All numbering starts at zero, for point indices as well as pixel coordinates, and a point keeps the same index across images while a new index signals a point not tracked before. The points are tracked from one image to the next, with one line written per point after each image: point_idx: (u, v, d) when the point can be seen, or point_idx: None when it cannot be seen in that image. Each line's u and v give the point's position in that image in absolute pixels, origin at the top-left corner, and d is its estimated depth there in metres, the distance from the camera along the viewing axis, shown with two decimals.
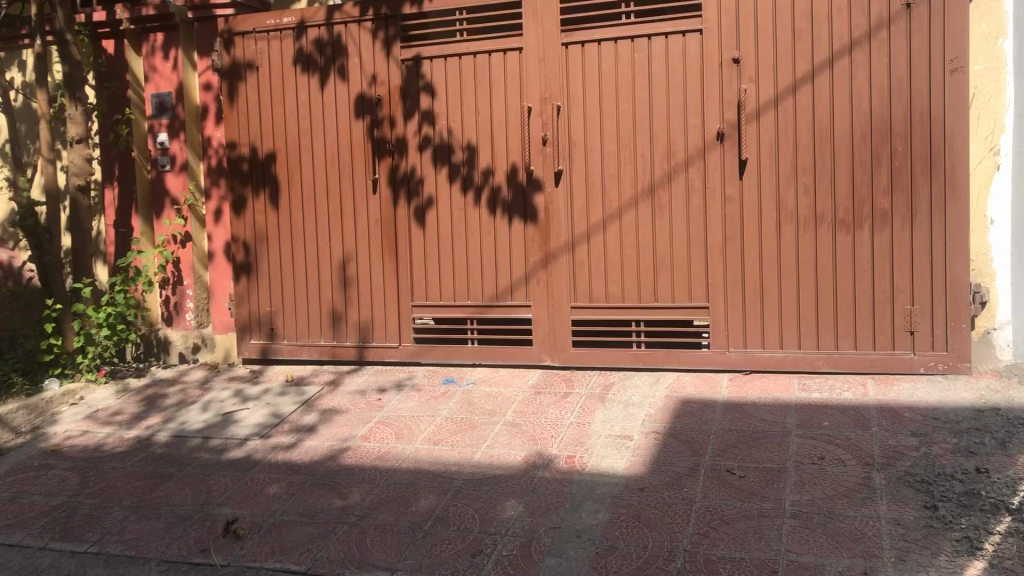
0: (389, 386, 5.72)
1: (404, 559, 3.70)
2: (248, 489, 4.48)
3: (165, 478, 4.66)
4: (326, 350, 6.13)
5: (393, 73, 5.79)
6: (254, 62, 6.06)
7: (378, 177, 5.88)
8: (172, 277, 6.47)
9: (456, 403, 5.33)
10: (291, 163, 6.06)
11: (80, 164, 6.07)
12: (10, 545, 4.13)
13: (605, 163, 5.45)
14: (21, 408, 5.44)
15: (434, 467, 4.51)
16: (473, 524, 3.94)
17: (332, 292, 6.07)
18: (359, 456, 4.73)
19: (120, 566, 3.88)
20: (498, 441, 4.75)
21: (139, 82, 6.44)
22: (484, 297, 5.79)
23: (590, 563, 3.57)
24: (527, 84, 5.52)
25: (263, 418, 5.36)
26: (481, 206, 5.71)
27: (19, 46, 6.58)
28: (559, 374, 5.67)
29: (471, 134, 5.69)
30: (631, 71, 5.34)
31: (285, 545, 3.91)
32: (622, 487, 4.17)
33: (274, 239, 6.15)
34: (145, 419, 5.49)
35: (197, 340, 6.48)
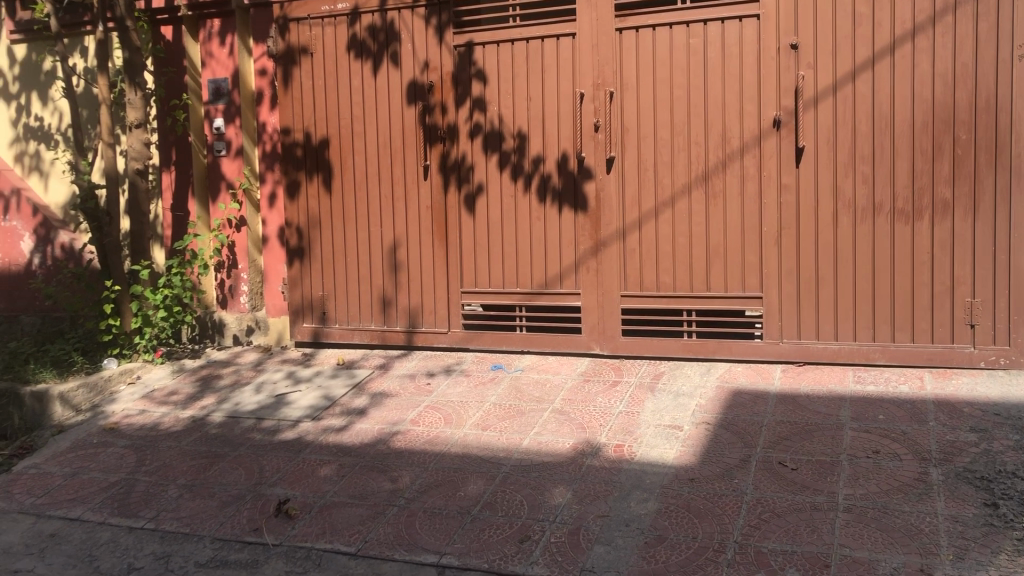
0: (438, 371, 5.75)
1: (453, 543, 3.73)
2: (301, 469, 4.54)
3: (219, 458, 4.75)
4: (376, 334, 6.18)
5: (445, 59, 5.78)
6: (308, 47, 6.11)
7: (429, 163, 5.90)
8: (227, 260, 6.57)
9: (505, 389, 5.34)
10: (344, 149, 6.11)
11: (139, 148, 6.19)
12: (71, 520, 4.25)
13: (658, 150, 5.39)
14: (81, 386, 5.58)
15: (482, 453, 4.52)
16: (522, 511, 3.94)
17: (382, 277, 6.11)
18: (408, 440, 4.77)
19: (176, 543, 3.97)
20: (546, 428, 4.75)
21: (196, 68, 6.53)
22: (533, 284, 5.78)
23: (638, 552, 3.56)
24: (580, 70, 5.48)
25: (314, 400, 5.43)
26: (531, 193, 5.69)
27: (82, 33, 6.72)
28: (608, 362, 5.64)
29: (523, 121, 5.66)
30: (685, 57, 5.27)
31: (335, 526, 3.95)
32: (671, 477, 4.14)
33: (327, 224, 6.21)
34: (200, 400, 5.59)
35: (251, 323, 6.55)
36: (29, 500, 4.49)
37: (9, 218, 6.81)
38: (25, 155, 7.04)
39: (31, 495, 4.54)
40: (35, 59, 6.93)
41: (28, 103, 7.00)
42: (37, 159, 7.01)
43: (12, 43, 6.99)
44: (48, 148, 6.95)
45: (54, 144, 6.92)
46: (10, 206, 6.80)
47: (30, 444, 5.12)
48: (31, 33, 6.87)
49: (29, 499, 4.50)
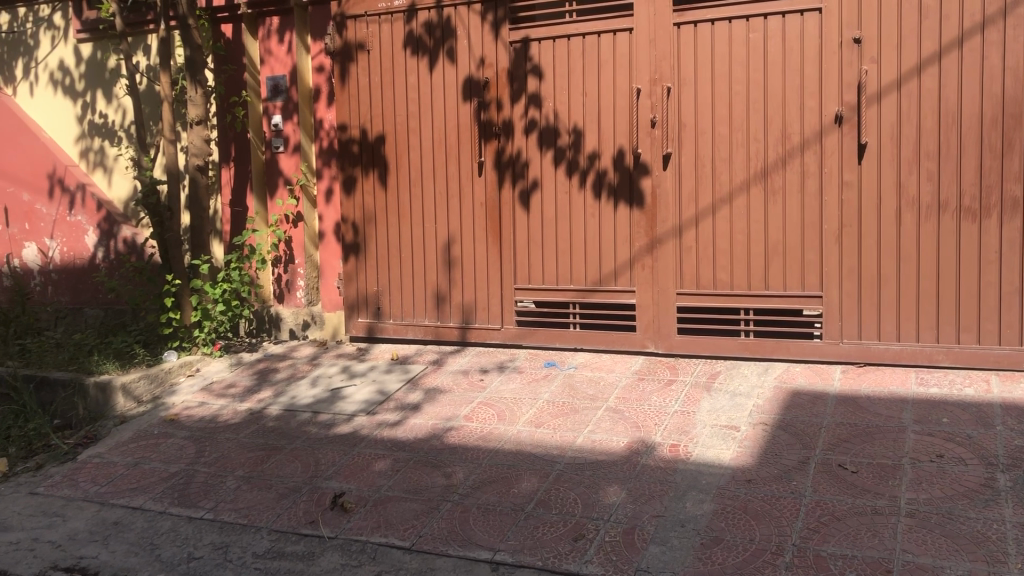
0: (491, 367, 5.75)
1: (506, 540, 3.72)
2: (356, 463, 4.58)
3: (276, 450, 4.81)
4: (429, 329, 6.21)
5: (501, 55, 5.77)
6: (365, 44, 6.16)
7: (484, 160, 5.90)
8: (284, 256, 6.65)
9: (558, 386, 5.32)
10: (400, 145, 6.15)
11: (199, 145, 6.30)
12: (133, 509, 4.34)
13: (716, 146, 5.31)
14: (143, 377, 5.69)
15: (535, 451, 4.51)
16: (575, 509, 3.92)
17: (436, 273, 6.14)
18: (461, 436, 4.78)
19: (234, 533, 4.03)
20: (600, 426, 4.72)
21: (255, 65, 6.60)
22: (587, 281, 5.75)
23: (694, 553, 3.52)
24: (637, 65, 5.43)
25: (369, 394, 5.47)
26: (587, 190, 5.66)
27: (144, 31, 6.85)
28: (663, 361, 5.58)
29: (578, 117, 5.63)
30: (745, 52, 5.19)
31: (390, 520, 3.97)
32: (728, 478, 4.09)
33: (382, 220, 6.26)
34: (257, 392, 5.67)
35: (307, 317, 6.63)
36: (93, 488, 4.60)
37: (75, 213, 6.98)
38: (90, 152, 7.21)
39: (95, 484, 4.65)
40: (99, 57, 7.09)
41: (93, 100, 7.17)
42: (101, 156, 7.17)
43: (79, 42, 7.16)
44: (112, 144, 7.10)
45: (118, 141, 7.07)
46: (76, 202, 6.96)
47: (94, 434, 5.26)
48: (97, 32, 7.02)
49: (93, 487, 4.61)
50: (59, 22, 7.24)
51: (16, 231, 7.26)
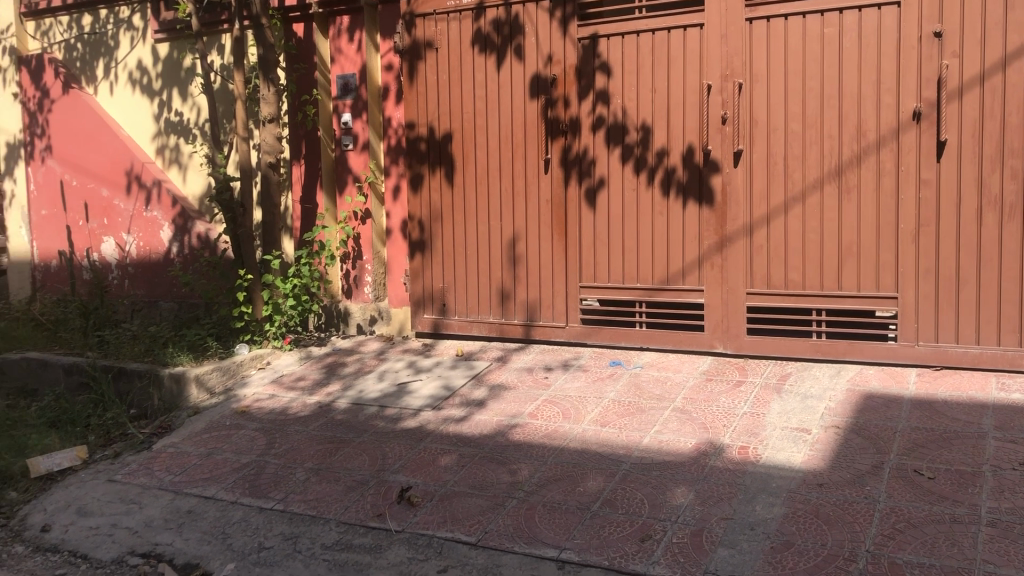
0: (556, 365, 5.73)
1: (573, 538, 3.71)
2: (422, 458, 4.61)
3: (344, 443, 4.87)
4: (494, 326, 6.22)
5: (570, 52, 5.76)
6: (433, 42, 6.20)
7: (550, 157, 5.89)
8: (352, 252, 6.73)
9: (624, 386, 5.27)
10: (467, 142, 6.18)
11: (271, 142, 6.40)
12: (206, 498, 4.44)
13: (789, 143, 5.21)
14: (215, 369, 5.81)
15: (601, 450, 4.48)
16: (642, 509, 3.89)
17: (501, 270, 6.15)
18: (526, 433, 4.77)
19: (303, 525, 4.09)
20: (667, 427, 4.67)
21: (325, 64, 6.70)
22: (654, 280, 5.69)
23: (764, 557, 3.46)
24: (708, 61, 5.36)
25: (435, 390, 5.50)
26: (655, 187, 5.61)
27: (219, 31, 7.01)
28: (731, 362, 5.49)
29: (647, 114, 5.58)
30: (819, 47, 5.08)
31: (456, 516, 3.99)
32: (799, 481, 4.01)
33: (449, 217, 6.30)
34: (326, 386, 5.75)
35: (374, 313, 6.70)
36: (167, 477, 4.71)
37: (151, 208, 7.16)
38: (166, 149, 7.38)
39: (169, 473, 4.76)
40: (175, 56, 7.27)
41: (169, 99, 7.35)
42: (176, 153, 7.34)
43: (156, 42, 7.35)
44: (187, 141, 7.26)
45: (192, 138, 7.23)
46: (152, 197, 7.14)
47: (168, 424, 5.40)
48: (173, 32, 7.20)
49: (167, 476, 4.73)
50: (138, 23, 7.45)
51: (95, 226, 7.56)
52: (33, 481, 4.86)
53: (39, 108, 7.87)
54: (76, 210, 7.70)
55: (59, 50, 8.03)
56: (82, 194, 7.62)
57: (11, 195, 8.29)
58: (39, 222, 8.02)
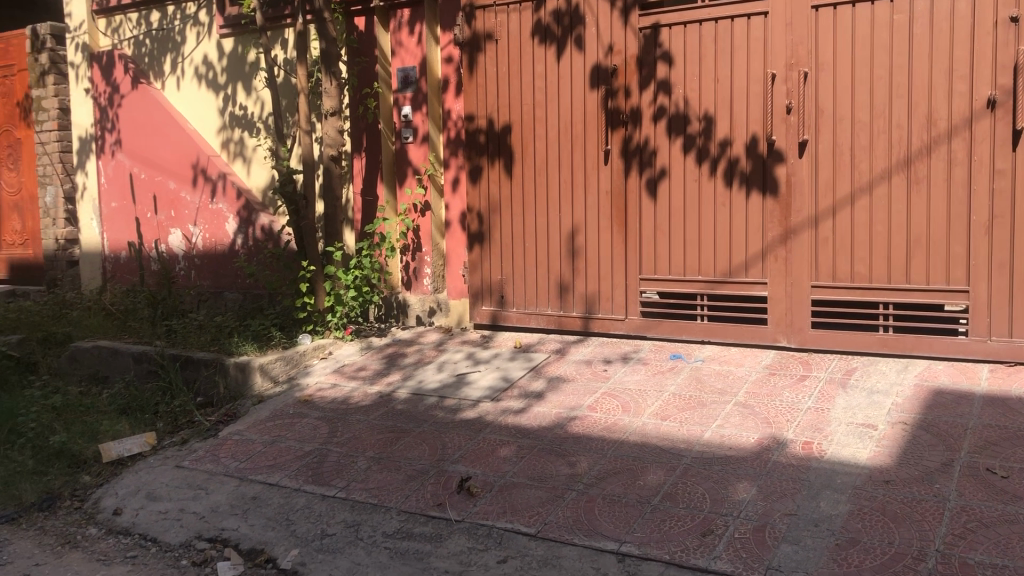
0: (615, 358, 5.70)
1: (633, 532, 3.69)
2: (481, 448, 4.63)
3: (404, 433, 4.91)
4: (552, 319, 6.22)
5: (630, 42, 5.71)
6: (493, 34, 6.21)
7: (611, 148, 5.85)
8: (412, 244, 6.78)
9: (685, 379, 5.22)
10: (526, 134, 6.18)
11: (333, 135, 6.52)
12: (270, 485, 4.52)
13: (856, 133, 5.10)
14: (279, 359, 5.91)
15: (662, 444, 4.45)
16: (703, 504, 3.85)
17: (560, 262, 6.14)
18: (585, 425, 4.75)
19: (365, 512, 4.14)
20: (729, 421, 4.61)
21: (386, 57, 6.73)
22: (715, 273, 5.62)
23: (829, 554, 3.40)
24: (772, 50, 5.27)
25: (493, 381, 5.52)
26: (717, 178, 5.53)
27: (282, 26, 7.11)
28: (795, 356, 5.40)
29: (709, 104, 5.51)
30: (888, 34, 4.95)
31: (516, 507, 4.00)
32: (865, 478, 3.93)
33: (508, 208, 6.30)
34: (387, 376, 5.81)
35: (433, 304, 6.73)
36: (233, 464, 4.81)
37: (217, 201, 7.31)
38: (231, 143, 7.52)
39: (235, 460, 4.86)
40: (240, 51, 7.39)
41: (234, 93, 7.47)
42: (241, 146, 7.46)
43: (221, 37, 7.48)
44: (251, 135, 7.38)
45: (256, 132, 7.34)
46: (218, 190, 7.29)
47: (233, 412, 5.52)
48: (239, 27, 7.32)
49: (233, 463, 4.83)
50: (204, 19, 7.59)
51: (163, 218, 7.75)
52: (105, 466, 5.03)
53: (110, 103, 8.09)
54: (145, 202, 7.90)
55: (129, 46, 8.22)
56: (150, 186, 7.82)
57: (83, 188, 8.51)
58: (109, 214, 8.27)
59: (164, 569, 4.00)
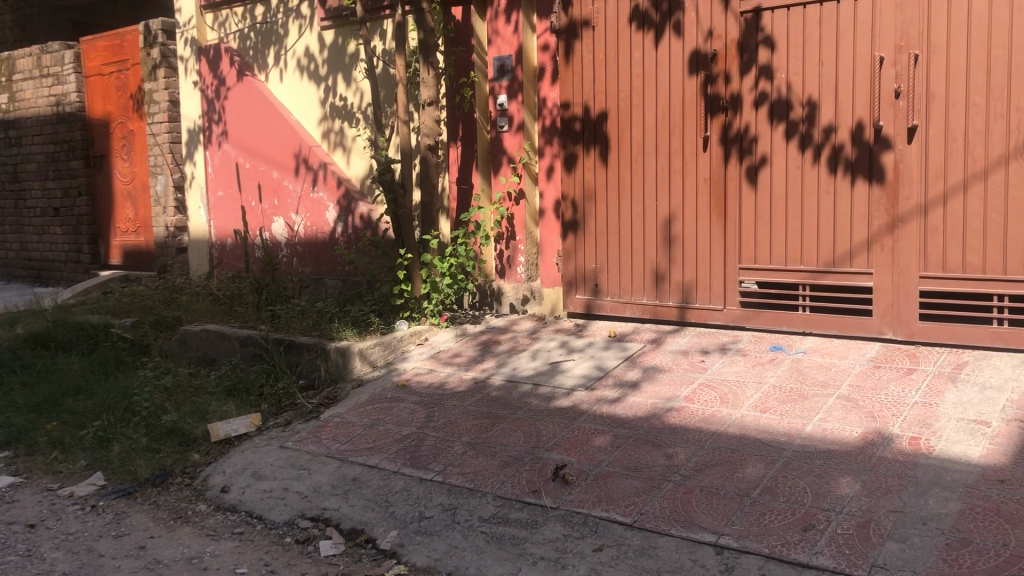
0: (713, 349, 5.62)
1: (732, 524, 3.64)
2: (576, 437, 4.63)
3: (499, 420, 4.95)
4: (648, 308, 6.17)
5: (731, 26, 5.62)
6: (590, 20, 6.19)
7: (710, 135, 5.77)
8: (506, 232, 6.80)
9: (786, 371, 5.11)
10: (622, 121, 6.14)
11: (430, 125, 6.61)
12: (370, 467, 4.62)
13: (970, 117, 4.88)
14: (378, 344, 6.03)
15: (761, 436, 4.37)
16: (805, 498, 3.77)
17: (656, 251, 6.08)
18: (682, 416, 4.71)
19: (462, 496, 4.20)
20: (832, 415, 4.50)
21: (483, 47, 6.80)
22: (818, 262, 5.48)
23: (938, 554, 3.28)
24: (881, 32, 5.09)
25: (588, 370, 5.52)
26: (821, 165, 5.39)
27: (381, 17, 7.23)
28: (901, 349, 5.22)
29: (813, 89, 5.36)
30: (1008, 12, 4.72)
31: (612, 496, 3.99)
32: (977, 476, 3.78)
33: (603, 196, 6.28)
34: (481, 363, 5.87)
35: (527, 293, 6.75)
36: (334, 445, 4.94)
37: (318, 190, 7.49)
38: (331, 133, 7.69)
39: (336, 441, 4.99)
40: (340, 42, 7.54)
41: (335, 84, 7.63)
42: (341, 136, 7.62)
43: (323, 29, 7.65)
44: (351, 125, 7.52)
45: (356, 122, 7.49)
46: (318, 179, 7.47)
47: (334, 395, 5.66)
48: (339, 19, 7.46)
49: (334, 444, 4.96)
50: (306, 11, 7.78)
51: (267, 207, 7.99)
52: (213, 445, 5.23)
53: (217, 95, 8.39)
54: (250, 191, 8.16)
55: (234, 40, 8.48)
56: (254, 176, 8.07)
57: (191, 177, 8.84)
58: (216, 203, 8.58)
59: (269, 545, 4.14)
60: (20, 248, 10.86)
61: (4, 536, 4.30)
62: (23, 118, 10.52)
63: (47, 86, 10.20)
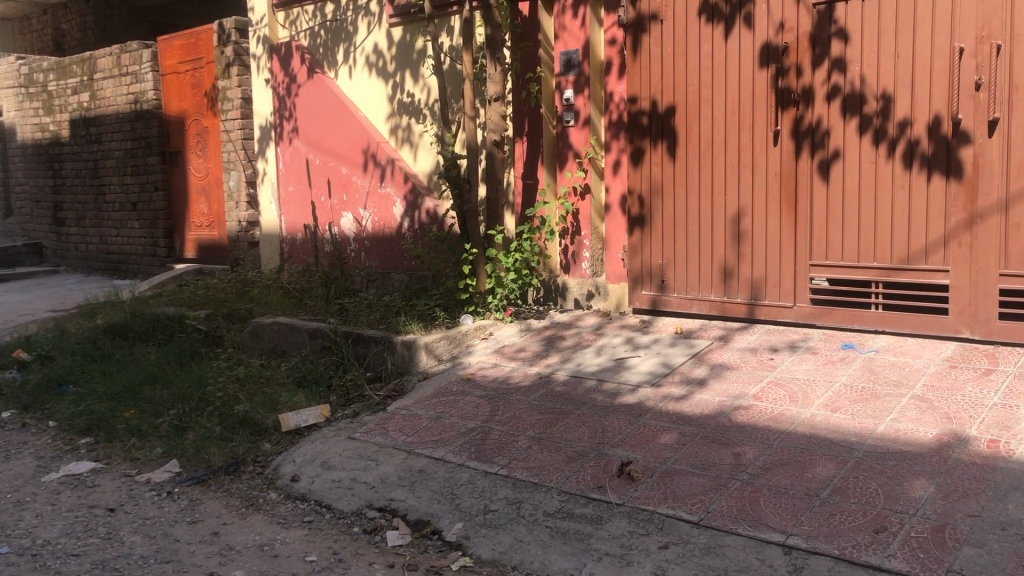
0: (782, 346, 5.53)
1: (800, 524, 3.58)
2: (642, 434, 4.61)
3: (564, 415, 4.96)
4: (715, 305, 6.12)
5: (804, 18, 5.53)
6: (658, 14, 6.18)
7: (780, 129, 5.69)
8: (571, 228, 6.77)
9: (857, 370, 5.00)
10: (691, 116, 6.11)
11: (497, 121, 6.68)
12: (435, 459, 4.67)
13: None
14: (443, 338, 6.09)
15: (832, 436, 4.28)
16: (877, 499, 3.69)
17: (724, 247, 6.03)
18: (750, 415, 4.65)
19: (527, 490, 4.22)
20: (906, 415, 4.39)
21: (550, 41, 6.76)
22: (892, 259, 5.35)
23: (1017, 561, 3.19)
24: (961, 22, 4.94)
25: (654, 366, 5.48)
26: (896, 159, 5.26)
27: (449, 13, 7.28)
28: (979, 349, 5.06)
29: (888, 82, 5.23)
30: None
31: (678, 494, 3.97)
32: None
33: (670, 191, 6.26)
34: (546, 358, 5.88)
35: (592, 288, 6.71)
36: (400, 438, 5.00)
37: (386, 185, 7.58)
38: (399, 129, 7.78)
39: (403, 433, 5.05)
40: (408, 39, 7.62)
41: (403, 80, 7.71)
42: (408, 132, 7.70)
43: (391, 26, 7.73)
44: (418, 121, 7.59)
45: (423, 118, 7.55)
46: (386, 175, 7.55)
47: (400, 388, 5.73)
48: (407, 16, 7.54)
49: (400, 436, 5.02)
50: (375, 9, 7.88)
51: (336, 202, 8.12)
52: (284, 435, 5.34)
53: (288, 92, 8.56)
54: (319, 186, 8.29)
55: (305, 37, 8.64)
56: (323, 172, 8.20)
57: (263, 173, 9.04)
58: (287, 198, 8.75)
59: (338, 534, 4.22)
60: (100, 242, 11.24)
61: (86, 519, 4.46)
62: (103, 116, 10.87)
63: (126, 85, 10.52)
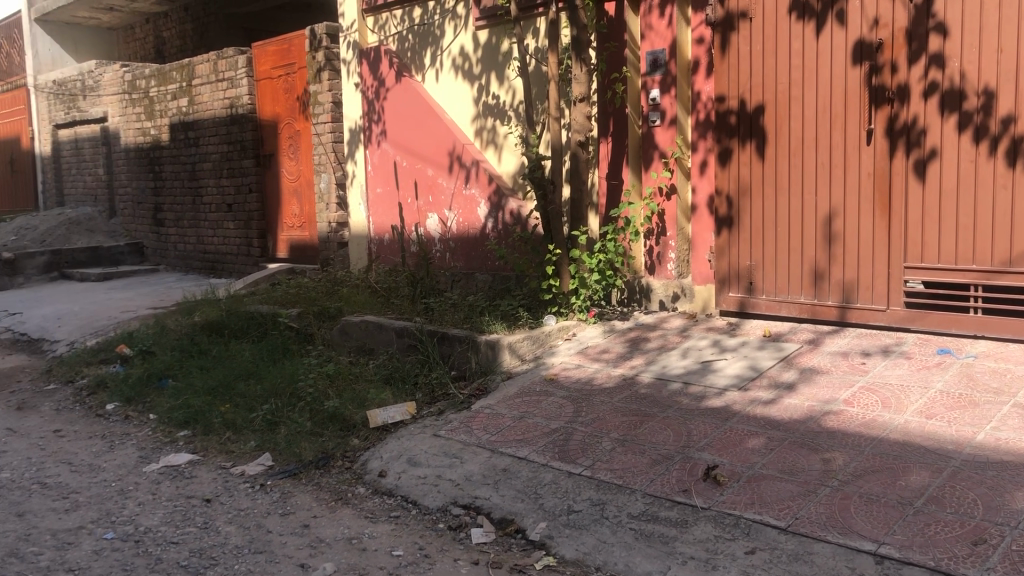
0: (874, 351, 5.38)
1: (893, 534, 3.49)
2: (728, 438, 4.55)
3: (648, 418, 4.93)
4: (805, 307, 6.01)
5: (899, 13, 5.35)
6: (748, 12, 6.10)
7: (874, 127, 5.54)
8: (656, 229, 6.73)
9: (954, 376, 4.84)
10: (780, 115, 6.01)
11: (581, 121, 6.64)
12: (519, 458, 4.71)
13: None
14: (527, 338, 6.15)
15: (926, 444, 4.16)
16: (975, 510, 3.56)
17: (815, 248, 5.90)
18: (841, 420, 4.54)
19: (611, 492, 4.21)
20: (1007, 423, 4.23)
21: (636, 41, 6.73)
22: (993, 261, 5.16)
23: None
24: None
25: (740, 370, 5.40)
26: (998, 157, 5.06)
27: (535, 15, 7.31)
28: None
29: (990, 77, 5.04)
30: None
31: (765, 499, 3.90)
32: None
33: (759, 191, 6.16)
34: (630, 359, 5.86)
35: (677, 290, 6.66)
36: (484, 436, 5.05)
37: (470, 186, 7.65)
38: (484, 131, 7.86)
39: (487, 432, 5.11)
40: (494, 42, 7.68)
41: (488, 82, 7.78)
42: (493, 134, 7.77)
43: (477, 29, 7.80)
44: (503, 123, 7.65)
45: (508, 119, 7.60)
46: (471, 176, 7.63)
47: (484, 387, 5.79)
48: (493, 18, 7.61)
49: (485, 435, 5.07)
50: (461, 11, 7.98)
51: (422, 203, 8.25)
52: (371, 431, 5.47)
53: (377, 96, 8.74)
54: (407, 188, 8.44)
55: (393, 41, 8.81)
56: (410, 173, 8.34)
57: (352, 175, 9.25)
58: (375, 199, 8.93)
59: (423, 530, 4.29)
60: (197, 241, 11.66)
61: (184, 508, 4.65)
62: (201, 120, 11.27)
63: (221, 89, 10.87)
